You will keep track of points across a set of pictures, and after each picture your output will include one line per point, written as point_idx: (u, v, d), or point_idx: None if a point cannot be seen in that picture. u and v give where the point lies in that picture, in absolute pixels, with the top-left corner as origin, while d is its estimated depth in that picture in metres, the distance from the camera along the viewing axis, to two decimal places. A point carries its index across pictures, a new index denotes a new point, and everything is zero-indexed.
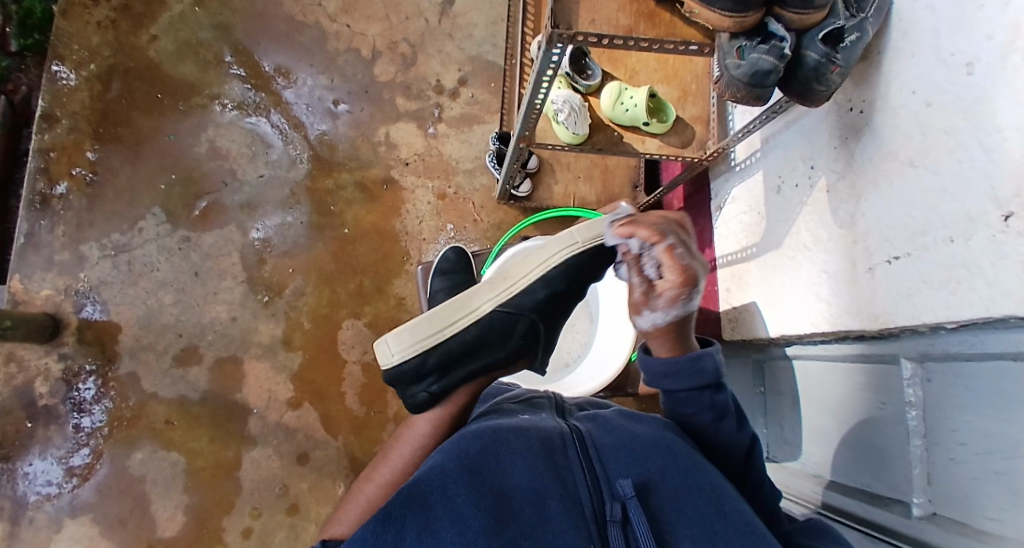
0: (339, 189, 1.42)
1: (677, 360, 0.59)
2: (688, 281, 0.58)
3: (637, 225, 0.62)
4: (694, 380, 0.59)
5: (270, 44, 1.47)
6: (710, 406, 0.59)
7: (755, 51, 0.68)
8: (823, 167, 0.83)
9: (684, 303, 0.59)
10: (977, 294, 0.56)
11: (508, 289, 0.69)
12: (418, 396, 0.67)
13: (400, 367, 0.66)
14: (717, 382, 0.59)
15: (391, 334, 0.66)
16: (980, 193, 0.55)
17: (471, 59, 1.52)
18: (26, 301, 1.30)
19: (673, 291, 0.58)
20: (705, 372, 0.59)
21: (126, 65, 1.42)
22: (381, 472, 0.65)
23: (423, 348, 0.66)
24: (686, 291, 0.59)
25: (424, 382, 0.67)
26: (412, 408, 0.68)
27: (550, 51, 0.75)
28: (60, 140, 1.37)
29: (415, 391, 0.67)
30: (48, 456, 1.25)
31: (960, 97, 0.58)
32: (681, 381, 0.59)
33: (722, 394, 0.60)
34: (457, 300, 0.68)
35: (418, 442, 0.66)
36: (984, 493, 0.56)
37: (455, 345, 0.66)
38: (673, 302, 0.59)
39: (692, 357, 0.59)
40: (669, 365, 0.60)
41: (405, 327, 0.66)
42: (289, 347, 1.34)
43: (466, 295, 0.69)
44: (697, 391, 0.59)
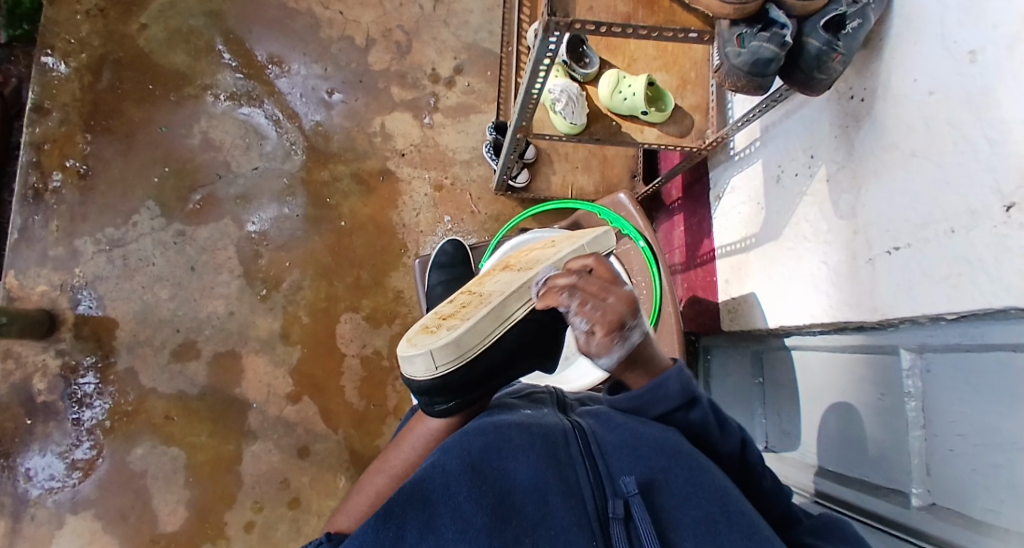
0: (335, 181, 1.40)
1: (638, 395, 0.56)
2: (616, 318, 0.52)
3: (550, 290, 0.57)
4: (661, 406, 0.56)
5: (262, 33, 1.44)
6: (682, 426, 0.57)
7: (756, 39, 0.66)
8: (823, 157, 0.82)
9: (621, 342, 0.53)
10: (978, 287, 0.55)
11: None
12: (448, 403, 0.62)
13: (441, 382, 0.59)
14: (684, 400, 0.56)
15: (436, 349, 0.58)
16: (983, 184, 0.54)
17: (467, 46, 1.50)
18: (21, 296, 1.30)
19: (608, 333, 0.52)
20: (671, 394, 0.56)
21: (116, 55, 1.39)
22: (386, 466, 0.65)
23: (463, 362, 0.60)
24: (618, 330, 0.52)
25: (458, 395, 0.61)
26: (435, 416, 0.62)
27: (547, 40, 0.73)
28: (52, 133, 1.35)
29: (445, 401, 0.61)
30: (48, 451, 1.25)
31: (964, 86, 0.57)
32: (652, 410, 0.56)
33: (695, 411, 0.57)
34: (494, 309, 0.62)
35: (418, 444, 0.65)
36: (980, 486, 0.56)
37: (495, 358, 0.62)
38: (614, 343, 0.52)
39: (655, 382, 0.56)
40: (635, 397, 0.56)
41: (447, 342, 0.59)
42: (287, 341, 1.33)
43: (499, 302, 0.62)
44: (668, 412, 0.57)
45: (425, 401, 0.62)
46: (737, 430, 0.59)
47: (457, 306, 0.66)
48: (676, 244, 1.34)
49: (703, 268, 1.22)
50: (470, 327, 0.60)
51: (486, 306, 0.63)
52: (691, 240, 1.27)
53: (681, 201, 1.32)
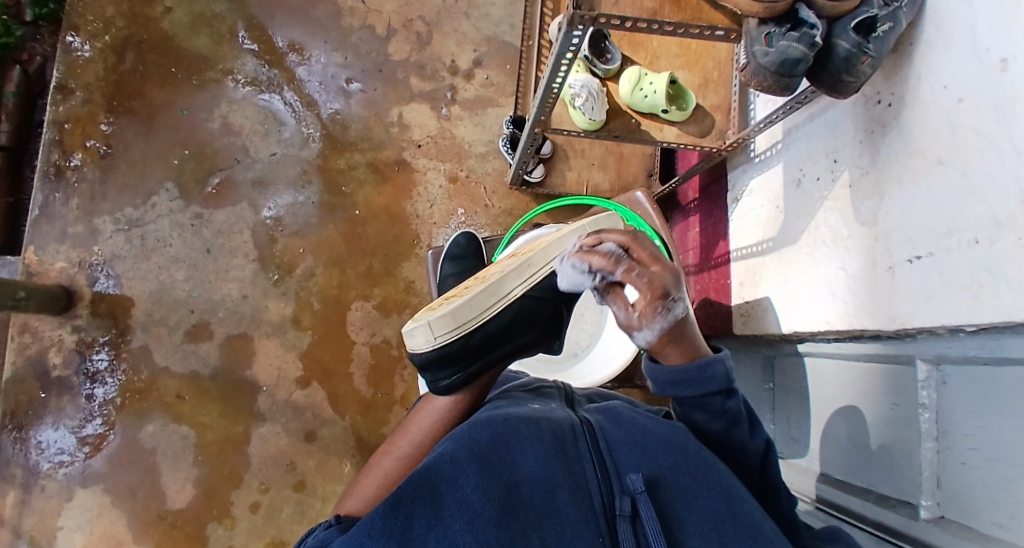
0: (351, 169, 1.41)
1: (688, 370, 0.56)
2: (660, 288, 0.54)
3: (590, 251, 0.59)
4: (705, 387, 0.56)
5: (284, 20, 1.45)
6: (720, 414, 0.57)
7: (785, 39, 0.66)
8: (846, 162, 0.81)
9: (664, 314, 0.54)
10: (999, 298, 0.55)
11: (536, 274, 0.68)
12: (450, 378, 0.65)
13: (436, 355, 0.64)
14: (727, 387, 0.57)
15: (430, 321, 0.63)
16: (1008, 196, 0.54)
17: (487, 39, 1.50)
18: (40, 272, 1.32)
19: (648, 303, 0.54)
20: (715, 378, 0.56)
21: (140, 38, 1.41)
22: (399, 444, 0.64)
23: (461, 333, 0.64)
24: (661, 300, 0.54)
25: (456, 367, 0.65)
26: (438, 391, 0.65)
27: (571, 34, 0.73)
28: (75, 113, 1.37)
29: (446, 374, 0.65)
30: (61, 425, 1.27)
31: (994, 94, 0.56)
32: (692, 389, 0.57)
33: (733, 399, 0.57)
34: (489, 286, 0.66)
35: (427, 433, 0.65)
36: (993, 500, 0.55)
37: (492, 333, 0.65)
38: (655, 313, 0.54)
39: (701, 363, 0.56)
40: (683, 371, 0.57)
41: (443, 314, 0.63)
42: (298, 326, 1.34)
43: (496, 281, 0.67)
44: (710, 396, 0.57)
45: (429, 377, 0.66)
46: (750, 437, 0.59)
47: (461, 290, 0.71)
48: (690, 245, 1.34)
49: (718, 270, 1.21)
50: (466, 302, 0.64)
51: (483, 284, 0.67)
52: (706, 241, 1.27)
53: (697, 202, 1.31)
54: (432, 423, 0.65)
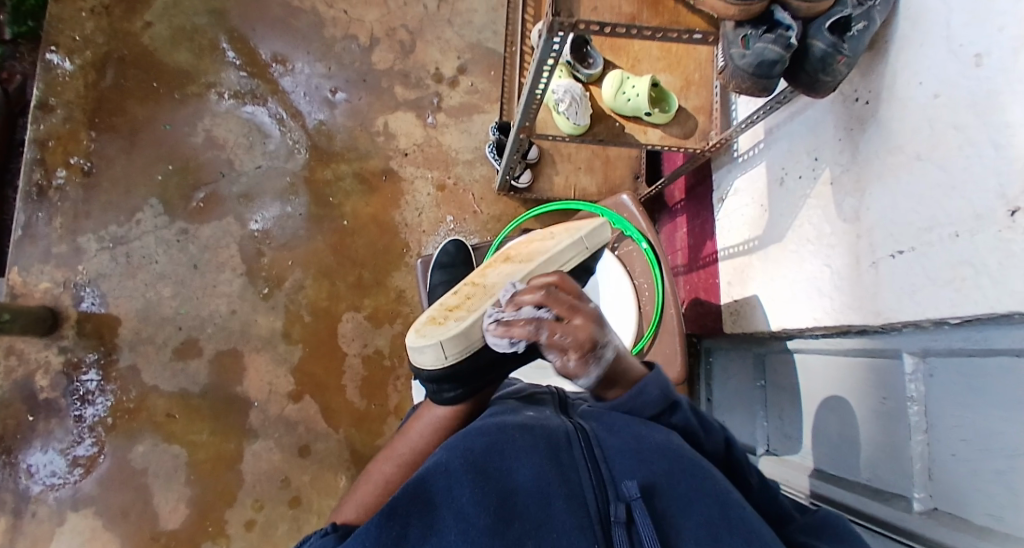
0: (338, 180, 1.40)
1: (622, 402, 0.57)
2: (587, 341, 0.52)
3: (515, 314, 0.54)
4: (644, 412, 0.57)
5: (266, 32, 1.44)
6: (666, 429, 0.59)
7: (761, 40, 0.66)
8: (827, 160, 0.81)
9: (595, 362, 0.53)
10: (982, 291, 0.55)
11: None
12: (456, 392, 0.61)
13: (449, 372, 0.59)
14: (667, 404, 0.58)
15: (445, 338, 0.58)
16: (987, 190, 0.54)
17: (470, 46, 1.50)
18: (24, 293, 1.30)
19: (580, 359, 0.52)
20: (652, 398, 0.57)
21: (120, 53, 1.40)
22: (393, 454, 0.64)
23: (473, 348, 0.60)
24: (591, 351, 0.52)
25: (464, 380, 0.61)
26: (443, 403, 0.62)
27: (551, 41, 0.73)
28: (56, 131, 1.35)
29: (452, 386, 0.61)
30: (50, 449, 1.25)
31: (970, 90, 0.57)
32: (632, 415, 0.57)
33: (676, 414, 0.59)
34: (497, 298, 0.62)
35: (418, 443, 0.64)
36: (982, 490, 0.56)
37: (501, 345, 0.62)
38: (587, 364, 0.53)
39: (637, 390, 0.57)
40: (618, 406, 0.57)
41: (458, 330, 0.59)
42: (288, 340, 1.33)
43: (505, 293, 0.63)
44: (650, 417, 0.58)
45: (433, 388, 0.62)
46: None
47: (459, 297, 0.66)
48: (678, 245, 1.34)
49: (706, 270, 1.21)
50: (478, 318, 0.60)
51: (490, 295, 0.63)
52: (693, 242, 1.27)
53: (684, 202, 1.32)
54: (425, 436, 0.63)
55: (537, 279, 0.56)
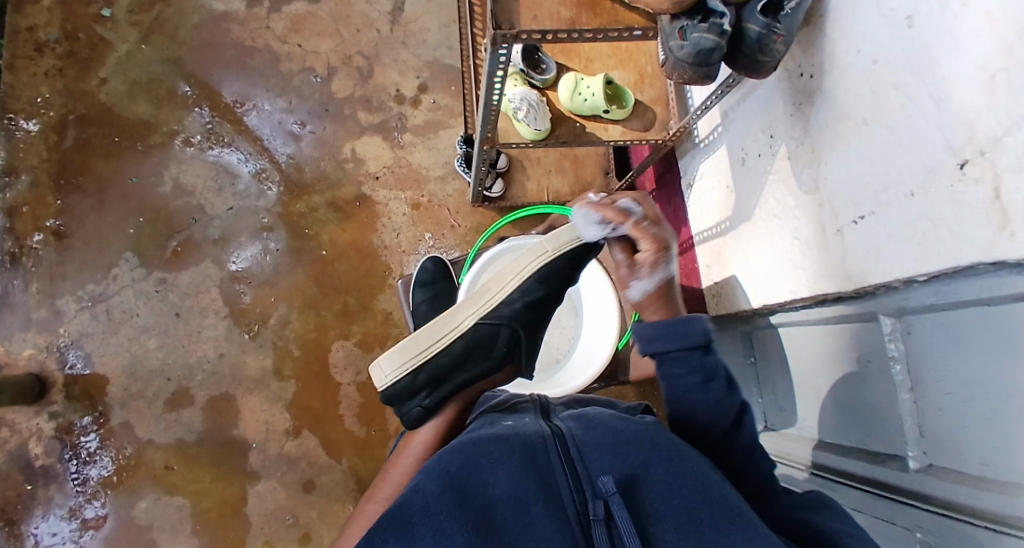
0: (312, 211, 1.40)
1: (670, 322, 0.62)
2: (662, 240, 0.66)
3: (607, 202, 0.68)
4: (684, 342, 0.61)
5: (223, 74, 1.45)
6: (699, 368, 0.61)
7: (697, 30, 0.68)
8: (782, 135, 0.83)
9: (665, 265, 0.66)
10: (943, 244, 0.56)
11: (486, 302, 0.71)
12: (411, 408, 0.68)
13: (394, 386, 0.69)
14: (705, 343, 0.61)
15: (385, 355, 0.69)
16: (934, 144, 0.56)
17: (428, 64, 1.51)
18: (9, 363, 1.29)
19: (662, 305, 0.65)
20: (695, 333, 0.61)
21: (79, 112, 1.39)
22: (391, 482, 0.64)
23: (423, 357, 0.69)
24: (664, 250, 0.66)
25: (417, 398, 0.69)
26: (408, 421, 0.68)
27: (498, 53, 0.74)
28: (24, 197, 1.35)
29: (409, 406, 0.69)
30: (53, 516, 1.24)
31: (904, 51, 0.58)
32: (675, 342, 0.61)
33: (711, 357, 0.61)
34: (441, 318, 0.70)
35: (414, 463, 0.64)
36: (974, 440, 0.57)
37: (443, 360, 0.68)
38: (659, 264, 0.65)
39: (681, 321, 0.62)
40: (662, 326, 0.62)
41: (396, 347, 0.69)
42: (280, 377, 1.33)
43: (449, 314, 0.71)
44: (687, 352, 0.61)
45: (399, 409, 0.69)
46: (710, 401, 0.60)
47: None
48: None
49: (685, 256, 1.23)
50: (418, 335, 0.70)
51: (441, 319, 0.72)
52: (670, 230, 1.29)
53: (655, 192, 1.33)
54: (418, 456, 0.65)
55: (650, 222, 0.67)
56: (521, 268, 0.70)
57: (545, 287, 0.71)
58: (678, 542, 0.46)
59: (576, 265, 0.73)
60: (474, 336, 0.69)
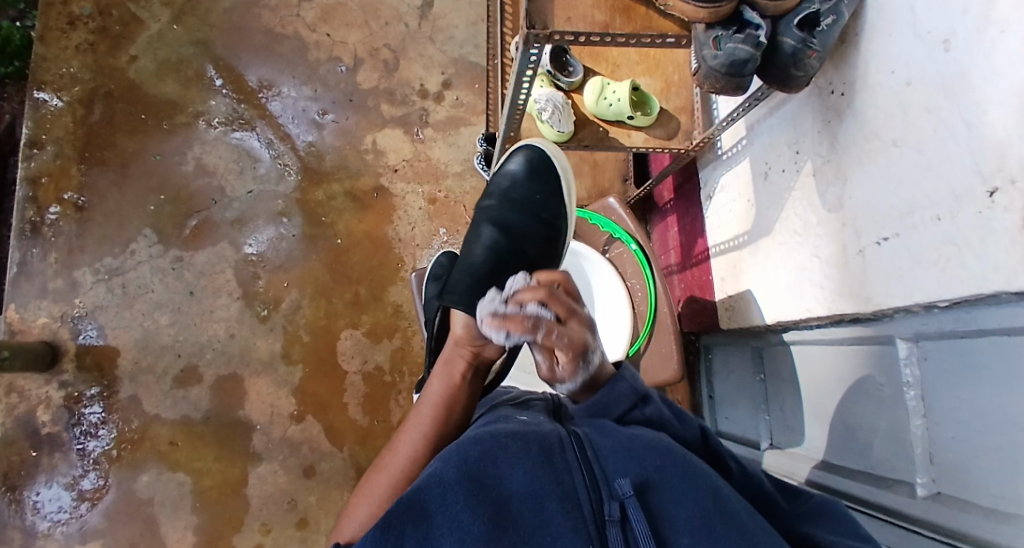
0: (330, 199, 1.41)
1: (596, 401, 0.62)
2: (580, 343, 0.65)
3: (512, 316, 0.68)
4: (619, 406, 0.61)
5: (251, 58, 1.46)
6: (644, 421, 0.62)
7: (732, 40, 0.68)
8: (808, 151, 0.83)
9: (584, 367, 0.64)
10: (966, 271, 0.56)
11: None
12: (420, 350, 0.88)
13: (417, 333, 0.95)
14: (637, 398, 0.62)
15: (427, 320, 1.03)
16: (964, 169, 0.55)
17: (453, 61, 1.52)
18: (23, 330, 1.30)
19: (570, 360, 0.64)
20: (624, 395, 0.62)
21: (107, 88, 1.41)
22: (393, 460, 0.63)
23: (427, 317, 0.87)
24: (581, 354, 0.64)
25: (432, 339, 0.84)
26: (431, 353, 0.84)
27: (528, 51, 0.74)
28: (47, 168, 1.37)
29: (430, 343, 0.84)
30: (55, 484, 1.25)
31: (940, 73, 0.58)
32: (610, 412, 0.61)
33: (649, 407, 0.62)
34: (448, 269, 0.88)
35: (421, 444, 0.64)
36: (986, 469, 0.56)
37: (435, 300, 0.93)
38: (576, 370, 0.64)
39: (606, 394, 0.62)
40: (592, 404, 0.62)
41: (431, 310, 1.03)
42: (288, 361, 1.34)
43: None
44: (625, 412, 0.61)
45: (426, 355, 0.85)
46: (700, 416, 0.62)
47: None
48: (671, 244, 1.35)
49: (699, 267, 1.23)
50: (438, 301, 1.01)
51: None
52: (685, 240, 1.28)
53: (673, 202, 1.33)
54: (425, 440, 0.65)
55: (541, 281, 0.71)
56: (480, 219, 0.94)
57: (486, 217, 0.92)
58: (691, 541, 0.47)
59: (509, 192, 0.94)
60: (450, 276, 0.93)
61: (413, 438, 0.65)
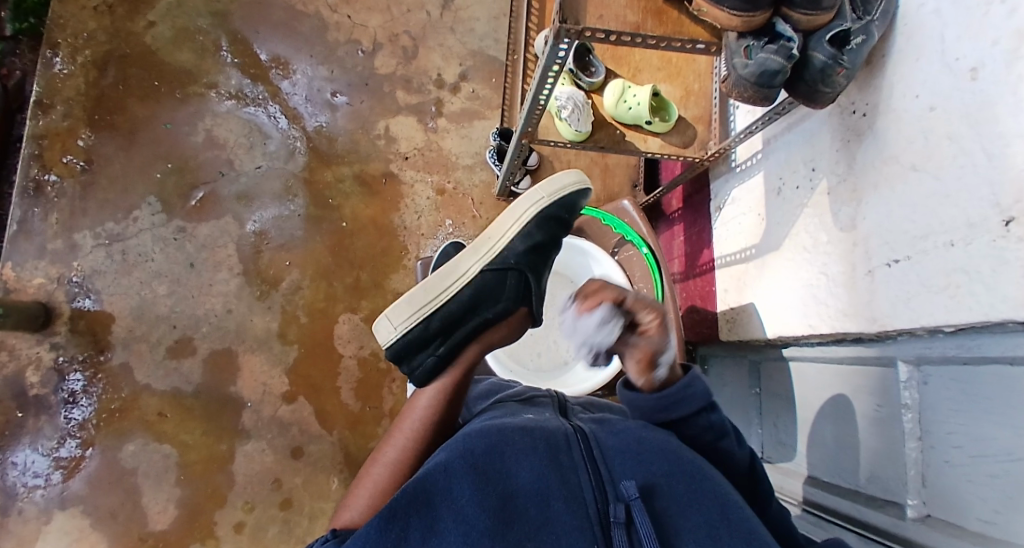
0: (337, 182, 1.41)
1: (666, 394, 0.59)
2: (659, 309, 0.65)
3: (603, 310, 0.64)
4: (688, 407, 0.59)
5: (268, 34, 1.45)
6: (706, 428, 0.59)
7: (763, 51, 0.68)
8: (824, 170, 0.83)
9: (668, 327, 0.64)
10: (976, 298, 0.56)
11: (488, 248, 0.73)
12: (419, 362, 0.68)
13: (402, 338, 0.68)
14: (710, 402, 0.60)
15: (390, 310, 0.69)
16: (981, 198, 0.55)
17: (472, 53, 1.51)
18: (17, 289, 1.29)
19: (660, 322, 0.64)
20: (699, 394, 0.59)
21: (122, 52, 1.40)
22: (387, 451, 0.62)
23: (418, 319, 0.69)
24: (664, 318, 0.65)
25: (426, 350, 0.69)
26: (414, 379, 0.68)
27: (558, 47, 0.74)
28: (55, 127, 1.35)
29: (420, 359, 0.68)
30: (39, 446, 1.24)
31: (963, 101, 0.58)
32: (679, 410, 0.59)
33: (716, 414, 0.60)
34: (445, 268, 0.72)
35: (416, 435, 0.63)
36: (978, 496, 0.56)
37: (452, 307, 0.70)
38: (665, 328, 0.64)
39: (684, 383, 0.60)
40: (665, 396, 0.59)
41: (399, 301, 0.70)
42: (283, 340, 1.33)
43: (451, 263, 0.72)
44: (692, 414, 0.59)
45: (408, 369, 0.69)
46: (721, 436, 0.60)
47: None
48: (676, 253, 1.35)
49: (703, 277, 1.23)
50: (424, 286, 0.70)
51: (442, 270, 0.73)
52: (691, 249, 1.28)
53: (681, 211, 1.33)
54: (428, 425, 0.64)
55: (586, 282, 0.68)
56: (503, 231, 0.74)
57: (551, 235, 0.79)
58: None
59: (568, 210, 0.80)
60: (479, 285, 0.71)
61: (410, 427, 0.64)
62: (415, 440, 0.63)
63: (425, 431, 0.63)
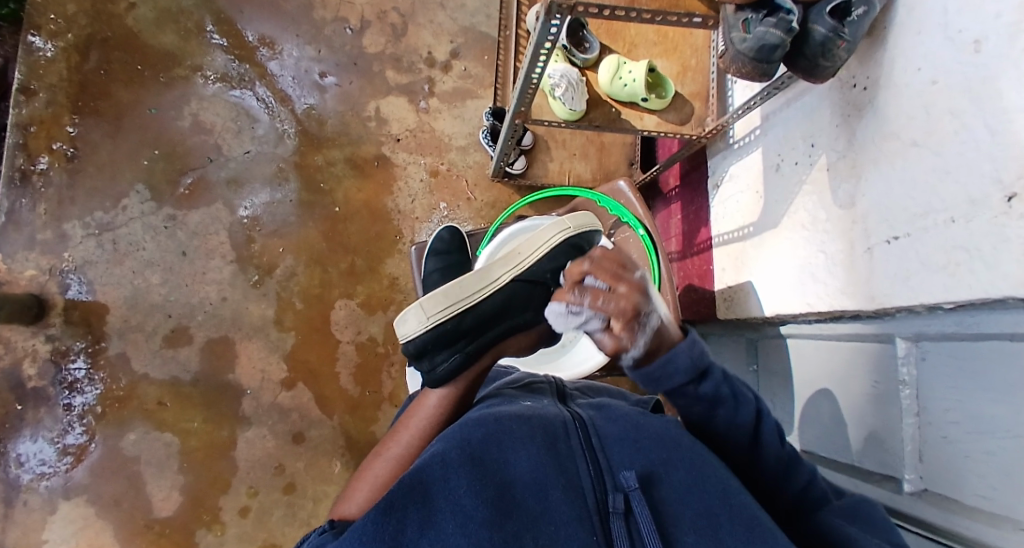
0: (329, 165, 1.38)
1: (646, 372, 0.57)
2: (631, 309, 0.55)
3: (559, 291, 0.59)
4: (675, 381, 0.57)
5: (254, 13, 1.41)
6: (695, 400, 0.57)
7: (762, 24, 0.66)
8: (823, 146, 0.81)
9: (642, 329, 0.55)
10: (976, 276, 0.56)
11: (524, 260, 0.71)
12: (440, 365, 0.65)
13: (430, 335, 0.64)
14: (695, 373, 0.57)
15: (423, 299, 0.64)
16: (982, 175, 0.54)
17: (463, 29, 1.47)
18: (9, 281, 1.27)
19: (626, 328, 0.55)
20: (682, 368, 0.56)
21: (103, 35, 1.36)
22: (389, 446, 0.62)
23: (449, 315, 0.65)
24: (635, 319, 0.55)
25: (447, 352, 0.65)
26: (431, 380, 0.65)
27: (548, 23, 0.72)
28: (39, 115, 1.32)
29: (441, 359, 0.65)
30: (40, 437, 1.24)
31: (967, 75, 0.57)
32: (665, 384, 0.57)
33: (706, 384, 0.57)
34: (481, 269, 0.68)
35: (419, 431, 0.63)
36: (974, 473, 0.56)
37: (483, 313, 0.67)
38: (633, 332, 0.55)
39: (664, 359, 0.56)
40: (646, 372, 0.57)
41: (433, 293, 0.65)
42: (280, 327, 1.32)
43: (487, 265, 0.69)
44: (678, 387, 0.57)
45: (423, 366, 0.65)
46: (738, 417, 0.58)
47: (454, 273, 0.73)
48: (673, 232, 1.34)
49: (700, 256, 1.22)
50: (459, 282, 0.67)
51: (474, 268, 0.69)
52: (688, 228, 1.27)
53: (678, 190, 1.32)
54: (429, 421, 0.64)
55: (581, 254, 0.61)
56: (539, 247, 0.72)
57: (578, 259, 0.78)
58: (695, 539, 0.47)
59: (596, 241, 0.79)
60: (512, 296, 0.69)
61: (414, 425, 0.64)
62: (416, 436, 0.63)
63: (430, 426, 0.63)
